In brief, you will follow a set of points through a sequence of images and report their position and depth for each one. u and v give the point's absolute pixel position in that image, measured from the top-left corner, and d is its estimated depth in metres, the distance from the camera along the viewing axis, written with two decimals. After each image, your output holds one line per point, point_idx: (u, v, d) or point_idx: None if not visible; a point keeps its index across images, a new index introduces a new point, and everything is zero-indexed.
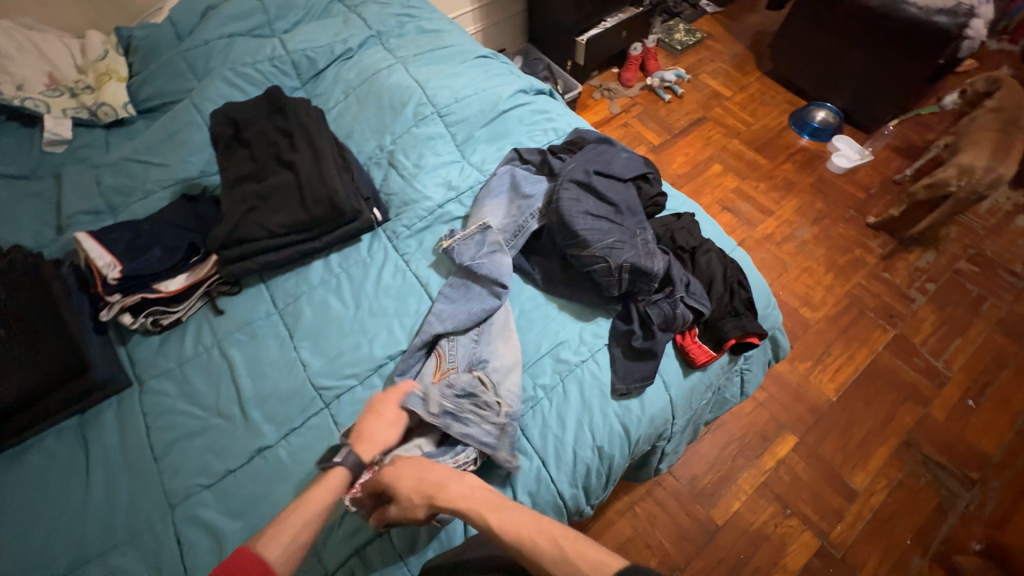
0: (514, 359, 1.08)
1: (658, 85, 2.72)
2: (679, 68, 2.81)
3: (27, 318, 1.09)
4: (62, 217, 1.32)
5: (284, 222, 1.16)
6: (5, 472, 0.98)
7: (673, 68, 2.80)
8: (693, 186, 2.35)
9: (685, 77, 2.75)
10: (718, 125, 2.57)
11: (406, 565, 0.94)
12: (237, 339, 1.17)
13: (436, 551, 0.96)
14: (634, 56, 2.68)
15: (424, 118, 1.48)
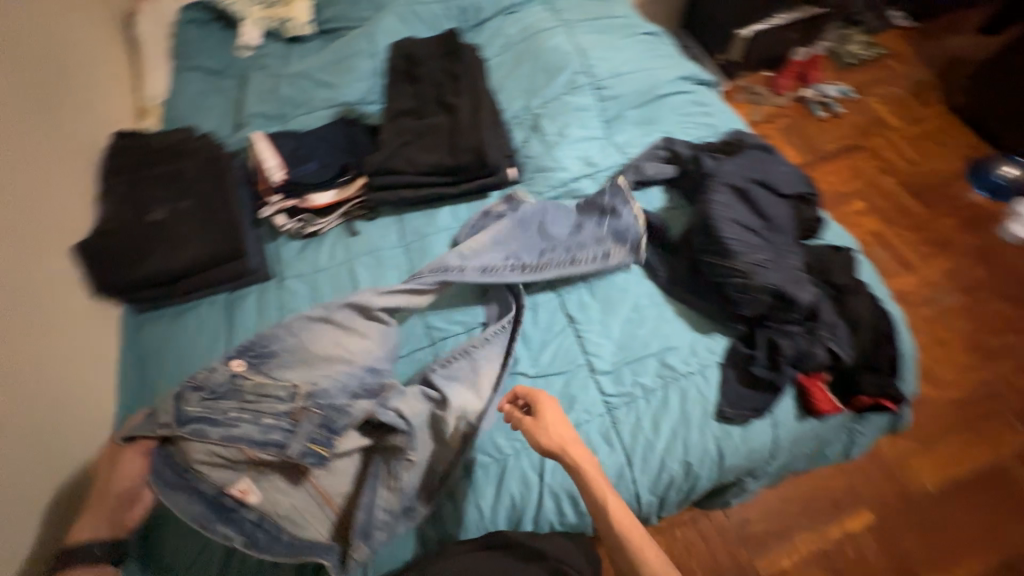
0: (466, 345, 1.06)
1: (813, 99, 2.39)
2: (842, 84, 2.47)
3: (200, 193, 1.17)
4: (241, 116, 1.47)
5: (431, 162, 1.18)
6: (166, 325, 1.12)
7: (835, 83, 2.47)
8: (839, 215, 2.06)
9: (849, 95, 2.42)
10: (875, 157, 2.23)
11: (478, 524, 0.96)
12: (365, 262, 1.25)
13: (507, 522, 0.97)
14: (795, 61, 2.39)
15: (578, 88, 1.44)
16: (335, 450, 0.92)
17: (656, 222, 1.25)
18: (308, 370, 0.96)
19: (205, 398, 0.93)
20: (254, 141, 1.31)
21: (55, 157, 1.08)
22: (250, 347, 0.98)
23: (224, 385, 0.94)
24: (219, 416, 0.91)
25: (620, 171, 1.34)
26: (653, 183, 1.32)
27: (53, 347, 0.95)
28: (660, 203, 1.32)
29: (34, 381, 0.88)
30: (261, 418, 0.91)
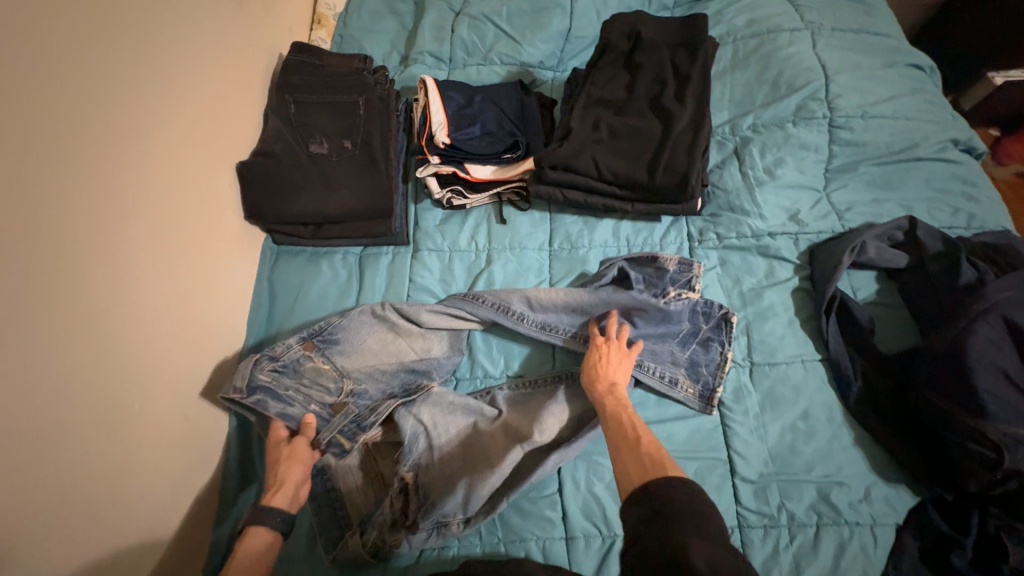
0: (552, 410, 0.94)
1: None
2: None
3: (365, 136, 1.07)
4: (412, 50, 1.32)
5: (621, 171, 1.00)
6: (299, 266, 1.07)
7: None
8: None
9: None
10: None
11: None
12: (505, 256, 1.11)
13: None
14: None
15: (808, 118, 1.15)
16: (410, 462, 0.88)
17: (864, 321, 1.00)
18: (367, 362, 0.97)
19: (275, 371, 0.91)
20: (424, 87, 1.17)
21: (228, 67, 1.03)
22: (319, 332, 0.97)
23: (296, 359, 0.94)
24: (283, 392, 0.90)
25: (833, 239, 1.07)
26: (871, 266, 1.05)
27: (203, 268, 0.92)
28: (871, 293, 1.05)
29: (178, 303, 0.86)
30: (311, 404, 0.90)
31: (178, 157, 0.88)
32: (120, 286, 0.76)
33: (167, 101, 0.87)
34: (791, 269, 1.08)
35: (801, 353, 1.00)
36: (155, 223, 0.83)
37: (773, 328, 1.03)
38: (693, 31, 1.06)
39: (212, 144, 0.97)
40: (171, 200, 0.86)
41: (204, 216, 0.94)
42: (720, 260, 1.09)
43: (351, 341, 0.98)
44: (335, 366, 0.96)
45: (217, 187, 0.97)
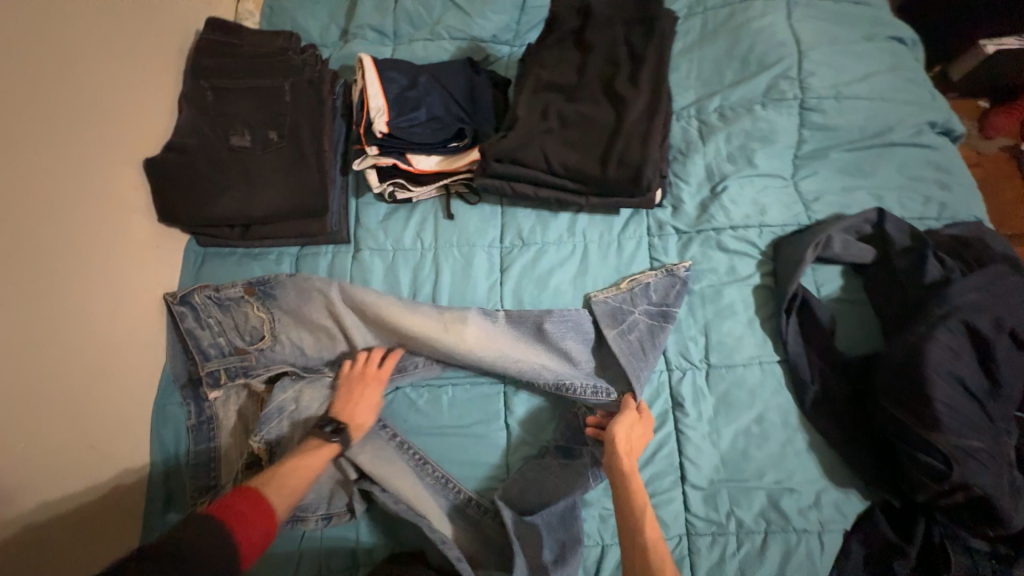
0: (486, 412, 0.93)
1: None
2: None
3: (293, 126, 0.97)
4: (352, 23, 1.20)
5: (571, 164, 0.92)
6: (225, 270, 0.98)
7: None
8: None
9: None
10: None
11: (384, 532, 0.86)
12: (452, 255, 1.04)
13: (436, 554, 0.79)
14: None
15: (778, 99, 1.07)
16: (262, 433, 0.85)
17: (824, 320, 0.96)
18: (300, 325, 0.94)
19: (216, 300, 0.93)
20: (362, 67, 1.06)
21: (127, 50, 0.90)
22: (263, 281, 0.94)
23: (235, 299, 0.94)
24: (204, 316, 0.93)
25: (798, 233, 1.01)
26: (837, 261, 1.00)
27: (108, 283, 0.84)
28: (836, 289, 1.00)
29: (76, 324, 0.79)
30: (216, 335, 0.92)
31: (60, 161, 0.78)
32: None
33: (38, 96, 0.76)
34: (754, 265, 1.02)
35: (759, 354, 0.96)
36: (35, 239, 0.74)
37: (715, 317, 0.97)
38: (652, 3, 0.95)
39: (110, 142, 0.86)
40: (55, 212, 0.77)
41: (106, 226, 0.85)
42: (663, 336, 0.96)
43: (286, 305, 0.94)
44: (266, 317, 0.94)
45: (121, 190, 0.88)
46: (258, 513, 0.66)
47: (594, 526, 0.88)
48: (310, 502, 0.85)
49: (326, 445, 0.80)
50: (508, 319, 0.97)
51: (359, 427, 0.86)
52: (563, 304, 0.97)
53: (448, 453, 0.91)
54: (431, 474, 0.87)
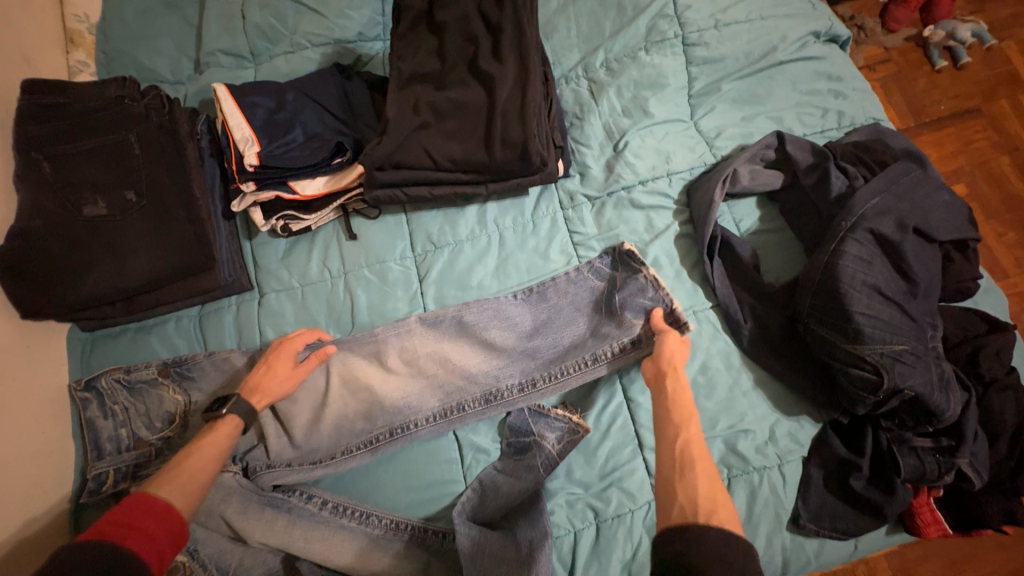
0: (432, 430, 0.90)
1: (935, 40, 1.43)
2: (985, 26, 1.44)
3: (151, 181, 0.89)
4: (202, 52, 1.10)
5: (456, 155, 0.87)
6: (122, 350, 0.91)
7: (974, 23, 1.42)
8: (980, 209, 1.33)
9: (988, 41, 1.41)
10: (996, 128, 1.39)
11: None
12: (364, 277, 0.98)
13: None
14: None
15: (660, 40, 1.03)
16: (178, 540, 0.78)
17: (746, 256, 0.94)
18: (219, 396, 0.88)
19: (127, 385, 0.87)
20: (218, 98, 0.97)
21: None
22: (180, 359, 0.89)
23: (148, 380, 0.87)
24: (111, 403, 0.86)
25: (706, 174, 0.99)
26: (750, 193, 0.98)
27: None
28: (754, 222, 0.99)
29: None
30: (123, 423, 0.86)
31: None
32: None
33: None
34: (670, 216, 1.00)
35: (691, 305, 0.94)
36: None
37: (656, 278, 0.90)
38: None
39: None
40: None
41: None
42: (602, 324, 0.92)
43: (207, 383, 0.89)
44: (185, 399, 0.88)
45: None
46: (161, 516, 0.64)
47: (563, 515, 0.86)
48: None
49: (222, 425, 0.78)
50: (427, 334, 0.93)
51: (266, 398, 0.84)
52: (493, 302, 0.93)
53: (402, 479, 0.88)
54: (378, 524, 0.83)
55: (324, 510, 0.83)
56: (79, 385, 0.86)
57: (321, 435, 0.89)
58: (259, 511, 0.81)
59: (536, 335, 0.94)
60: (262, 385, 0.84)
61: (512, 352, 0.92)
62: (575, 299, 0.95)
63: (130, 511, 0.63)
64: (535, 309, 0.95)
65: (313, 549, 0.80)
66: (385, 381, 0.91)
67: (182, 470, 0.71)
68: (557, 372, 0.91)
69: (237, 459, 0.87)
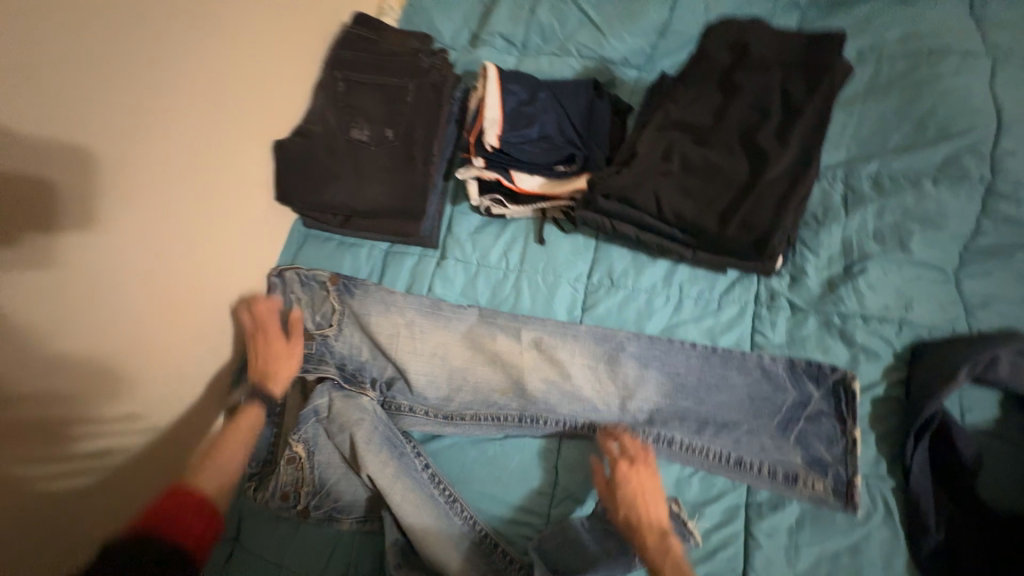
0: (535, 455, 0.90)
1: None
2: None
3: (405, 126, 0.99)
4: (483, 29, 1.20)
5: (686, 214, 0.83)
6: (321, 254, 1.04)
7: None
8: None
9: None
10: None
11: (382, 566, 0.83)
12: (536, 281, 1.00)
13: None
14: None
15: (959, 176, 0.89)
16: (301, 433, 0.87)
17: (966, 457, 0.78)
18: (365, 334, 0.95)
19: (301, 283, 0.99)
20: (485, 76, 1.05)
21: (269, 60, 0.97)
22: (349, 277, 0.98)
23: (319, 282, 0.99)
24: (288, 294, 0.98)
25: (948, 341, 0.84)
26: (995, 387, 0.81)
27: (192, 256, 0.88)
28: (986, 421, 0.82)
29: (148, 309, 0.82)
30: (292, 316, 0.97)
31: (165, 151, 0.81)
32: (83, 277, 0.72)
33: (166, 92, 0.80)
34: (883, 368, 0.86)
35: (866, 473, 0.82)
36: (121, 215, 0.76)
37: (854, 440, 0.82)
38: (822, 53, 0.84)
39: (228, 151, 0.92)
40: (174, 196, 0.84)
41: (190, 217, 0.87)
42: (767, 430, 0.87)
43: (359, 304, 0.96)
44: (340, 307, 0.96)
45: (212, 192, 0.90)
46: (202, 510, 0.70)
47: None
48: (347, 502, 0.85)
49: (247, 412, 0.86)
50: (573, 360, 0.93)
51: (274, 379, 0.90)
52: (650, 366, 0.92)
53: (492, 485, 0.88)
54: (460, 514, 0.84)
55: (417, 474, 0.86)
56: (274, 272, 0.99)
57: (439, 408, 0.93)
58: (371, 448, 0.85)
59: (697, 393, 0.90)
60: (273, 368, 0.91)
61: (646, 428, 0.89)
62: (753, 386, 0.89)
63: (171, 504, 0.69)
64: (699, 396, 0.90)
65: (401, 505, 0.82)
66: (516, 387, 0.92)
67: (214, 459, 0.78)
68: (697, 447, 0.87)
69: (379, 387, 0.94)
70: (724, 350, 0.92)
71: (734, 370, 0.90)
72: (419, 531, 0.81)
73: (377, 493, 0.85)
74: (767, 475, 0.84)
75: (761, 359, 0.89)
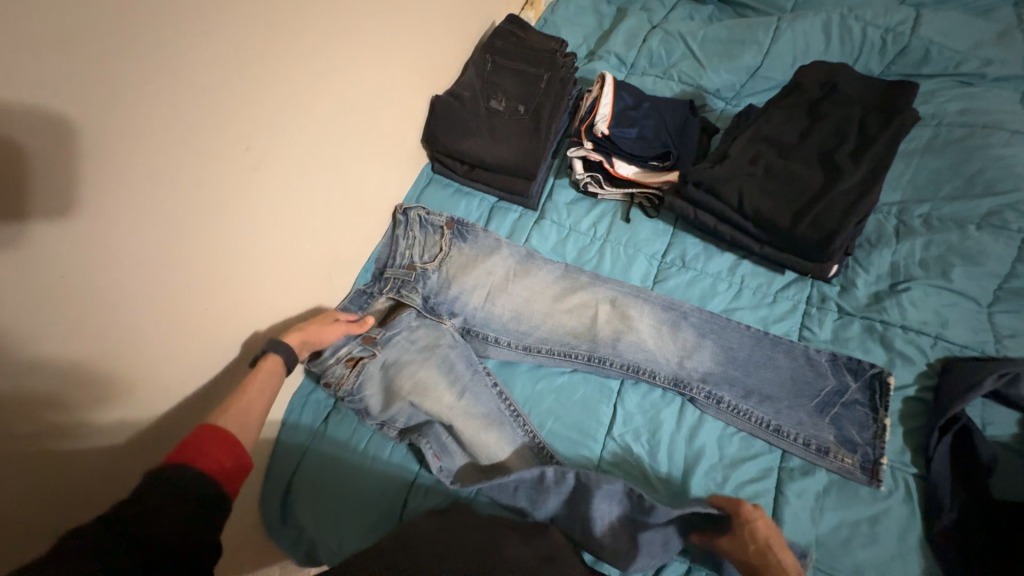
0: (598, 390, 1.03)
1: None
2: None
3: (534, 106, 1.20)
4: (600, 48, 1.44)
5: (763, 209, 1.00)
6: (441, 197, 1.24)
7: None
8: None
9: None
10: None
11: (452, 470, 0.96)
12: (617, 251, 1.17)
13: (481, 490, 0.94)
14: None
15: (1000, 226, 1.03)
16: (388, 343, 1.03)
17: (984, 458, 0.88)
18: (466, 266, 1.12)
19: (422, 220, 1.15)
20: (601, 80, 1.25)
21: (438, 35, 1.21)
22: (462, 223, 1.15)
23: (436, 225, 1.15)
24: (409, 230, 1.14)
25: (977, 359, 0.96)
26: (1016, 405, 0.92)
27: (305, 182, 0.96)
28: (1005, 434, 0.92)
29: (178, 262, 0.77)
30: (408, 247, 1.13)
31: (302, 85, 0.89)
32: (219, 187, 0.80)
33: (291, 25, 0.84)
34: (915, 374, 0.98)
35: (892, 459, 0.92)
36: (234, 128, 0.79)
37: (883, 426, 0.93)
38: (892, 105, 1.02)
39: (275, 92, 0.84)
40: (303, 127, 0.92)
41: (228, 167, 0.80)
42: (805, 407, 0.98)
43: (471, 248, 1.14)
44: (451, 247, 1.13)
45: (331, 128, 0.98)
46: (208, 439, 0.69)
47: None
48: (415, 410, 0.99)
49: (269, 366, 0.85)
50: (644, 318, 1.07)
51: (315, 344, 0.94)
52: (708, 339, 1.06)
53: (556, 408, 1.02)
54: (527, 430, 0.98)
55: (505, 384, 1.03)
56: (401, 209, 1.16)
57: (520, 337, 1.08)
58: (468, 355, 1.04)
59: (746, 367, 1.03)
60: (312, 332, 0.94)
61: (698, 386, 1.02)
62: (797, 370, 1.01)
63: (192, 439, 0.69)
64: (748, 370, 1.03)
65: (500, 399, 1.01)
66: (590, 330, 1.07)
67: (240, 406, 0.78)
68: (741, 410, 0.99)
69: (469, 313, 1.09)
70: (774, 336, 1.05)
71: (782, 356, 1.03)
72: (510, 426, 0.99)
73: (463, 397, 1.00)
74: (801, 444, 0.95)
75: (806, 350, 1.02)
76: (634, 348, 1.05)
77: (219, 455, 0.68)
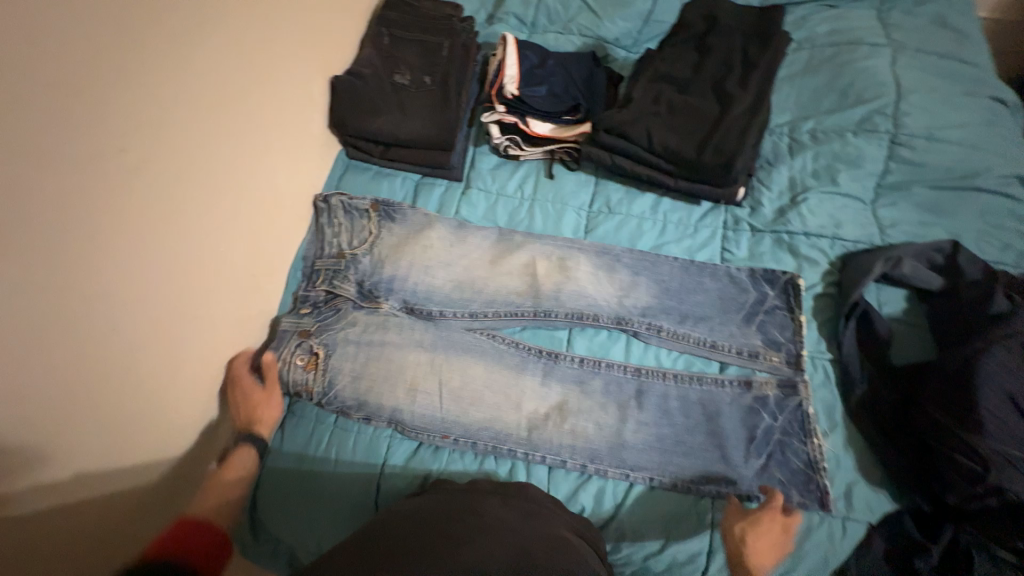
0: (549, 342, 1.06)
1: None
2: None
3: (439, 76, 1.18)
4: (498, 10, 1.42)
5: (670, 144, 1.05)
6: (361, 182, 1.20)
7: None
8: None
9: None
10: None
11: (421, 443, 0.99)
12: (546, 208, 1.19)
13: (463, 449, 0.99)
14: None
15: (872, 130, 1.16)
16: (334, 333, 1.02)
17: (882, 333, 1.01)
18: (396, 243, 1.10)
19: (346, 206, 1.12)
20: (503, 42, 1.25)
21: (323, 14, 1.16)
22: (387, 203, 1.13)
23: (361, 210, 1.12)
24: (334, 218, 1.12)
25: (867, 250, 1.08)
26: (902, 284, 1.06)
27: (204, 183, 0.90)
28: (897, 309, 1.06)
29: (67, 284, 0.71)
30: (338, 236, 1.10)
31: (172, 80, 0.83)
32: (99, 199, 0.74)
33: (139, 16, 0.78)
34: (821, 273, 1.09)
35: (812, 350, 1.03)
36: (101, 133, 0.74)
37: (800, 323, 1.04)
38: (768, 31, 1.10)
39: (142, 89, 0.79)
40: (186, 124, 0.86)
41: (105, 175, 0.75)
42: (734, 320, 1.07)
43: (399, 227, 1.12)
44: (378, 228, 1.11)
45: (220, 123, 0.93)
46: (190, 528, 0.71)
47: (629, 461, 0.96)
48: (375, 393, 0.99)
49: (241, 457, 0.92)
50: (580, 267, 1.11)
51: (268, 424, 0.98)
52: (641, 274, 1.12)
53: (512, 367, 1.04)
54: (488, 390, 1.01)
55: (456, 351, 1.04)
56: (322, 198, 1.13)
57: (466, 306, 1.08)
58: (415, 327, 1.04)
59: (679, 294, 1.10)
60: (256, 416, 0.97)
61: (639, 319, 1.08)
62: (723, 289, 1.10)
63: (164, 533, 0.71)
64: (681, 297, 1.10)
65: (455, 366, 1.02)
66: (531, 286, 1.10)
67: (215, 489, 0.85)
68: (681, 334, 1.06)
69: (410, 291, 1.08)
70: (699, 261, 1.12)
71: (708, 278, 1.11)
72: (471, 391, 1.01)
73: (420, 372, 1.01)
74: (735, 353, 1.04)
75: (727, 269, 1.11)
76: (575, 295, 1.09)
77: (198, 545, 0.70)
